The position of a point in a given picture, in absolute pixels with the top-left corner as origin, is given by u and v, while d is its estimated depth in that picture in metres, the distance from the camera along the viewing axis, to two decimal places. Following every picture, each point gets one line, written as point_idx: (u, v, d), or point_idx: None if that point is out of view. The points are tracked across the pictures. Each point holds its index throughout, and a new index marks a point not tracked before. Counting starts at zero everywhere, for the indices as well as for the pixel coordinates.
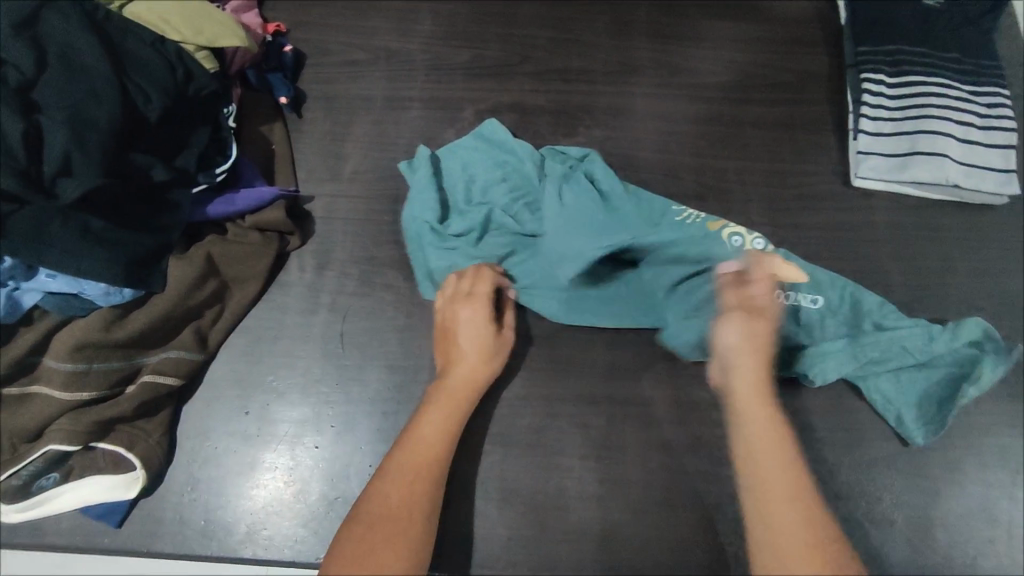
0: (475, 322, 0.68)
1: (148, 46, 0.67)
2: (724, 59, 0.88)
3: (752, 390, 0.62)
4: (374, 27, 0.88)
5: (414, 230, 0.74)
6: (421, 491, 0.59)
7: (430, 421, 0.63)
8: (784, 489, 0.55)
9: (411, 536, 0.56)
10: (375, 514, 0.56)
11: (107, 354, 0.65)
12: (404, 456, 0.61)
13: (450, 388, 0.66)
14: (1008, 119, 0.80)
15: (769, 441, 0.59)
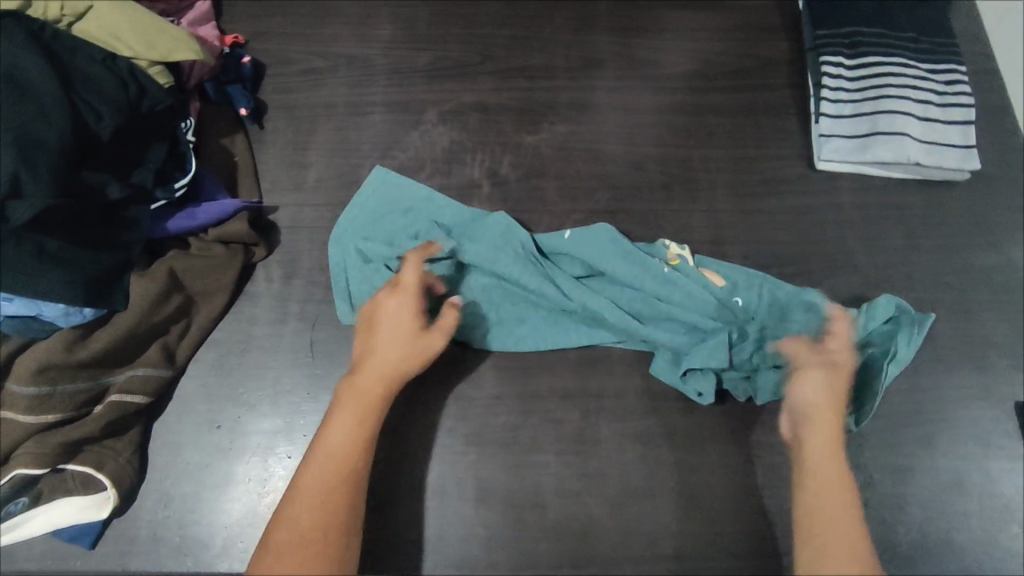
0: (398, 321, 0.65)
1: (98, 63, 0.67)
2: (685, 49, 0.88)
3: (830, 420, 0.63)
4: (333, 34, 0.88)
5: (340, 260, 0.74)
6: (336, 502, 0.56)
7: (338, 428, 0.60)
8: (850, 516, 0.57)
9: (327, 547, 0.54)
10: (285, 537, 0.54)
11: (72, 374, 0.64)
12: (315, 470, 0.58)
13: (360, 385, 0.62)
14: (965, 96, 0.81)
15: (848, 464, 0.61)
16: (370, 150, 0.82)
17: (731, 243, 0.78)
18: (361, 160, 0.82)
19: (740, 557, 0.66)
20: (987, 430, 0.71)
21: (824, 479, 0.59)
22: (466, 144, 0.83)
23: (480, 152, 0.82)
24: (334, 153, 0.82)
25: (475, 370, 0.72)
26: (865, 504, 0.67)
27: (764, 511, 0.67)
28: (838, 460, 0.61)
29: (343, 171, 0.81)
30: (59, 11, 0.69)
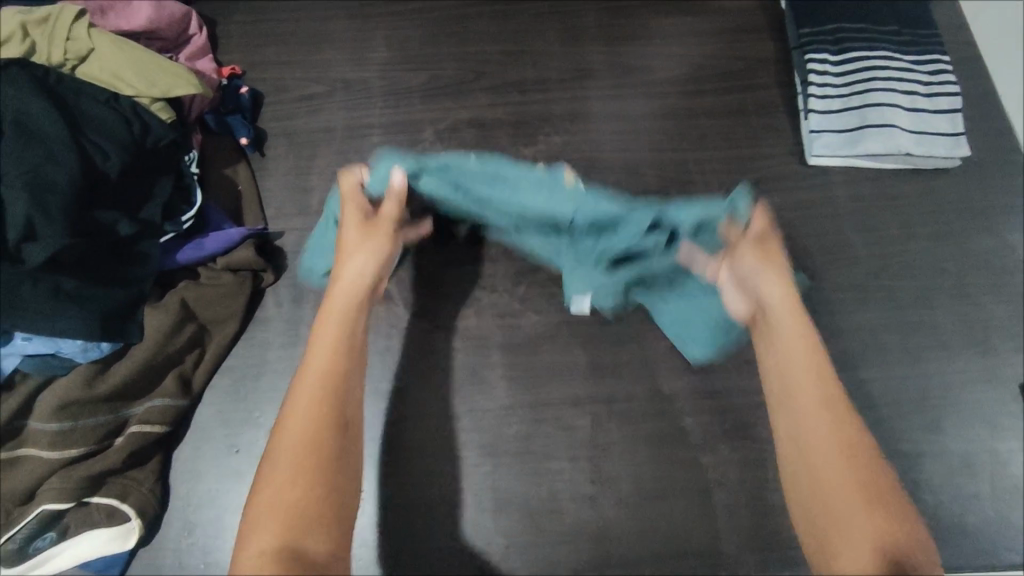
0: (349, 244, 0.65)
1: (101, 104, 0.69)
2: (673, 54, 0.90)
3: (811, 373, 0.55)
4: (328, 60, 0.90)
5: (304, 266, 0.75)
6: (314, 497, 0.48)
7: (281, 447, 0.50)
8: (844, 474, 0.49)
9: (326, 433, 0.51)
10: (290, 430, 0.51)
11: (92, 409, 0.66)
12: (274, 483, 0.48)
13: (336, 304, 0.61)
14: (950, 84, 0.82)
15: (831, 395, 0.54)
16: None
17: None
18: None
19: (757, 551, 0.67)
20: (993, 412, 0.71)
21: (804, 424, 0.53)
22: None
23: None
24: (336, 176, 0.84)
25: (485, 380, 0.73)
26: None
27: (778, 504, 0.68)
28: (818, 390, 0.54)
29: None
30: (63, 55, 0.70)
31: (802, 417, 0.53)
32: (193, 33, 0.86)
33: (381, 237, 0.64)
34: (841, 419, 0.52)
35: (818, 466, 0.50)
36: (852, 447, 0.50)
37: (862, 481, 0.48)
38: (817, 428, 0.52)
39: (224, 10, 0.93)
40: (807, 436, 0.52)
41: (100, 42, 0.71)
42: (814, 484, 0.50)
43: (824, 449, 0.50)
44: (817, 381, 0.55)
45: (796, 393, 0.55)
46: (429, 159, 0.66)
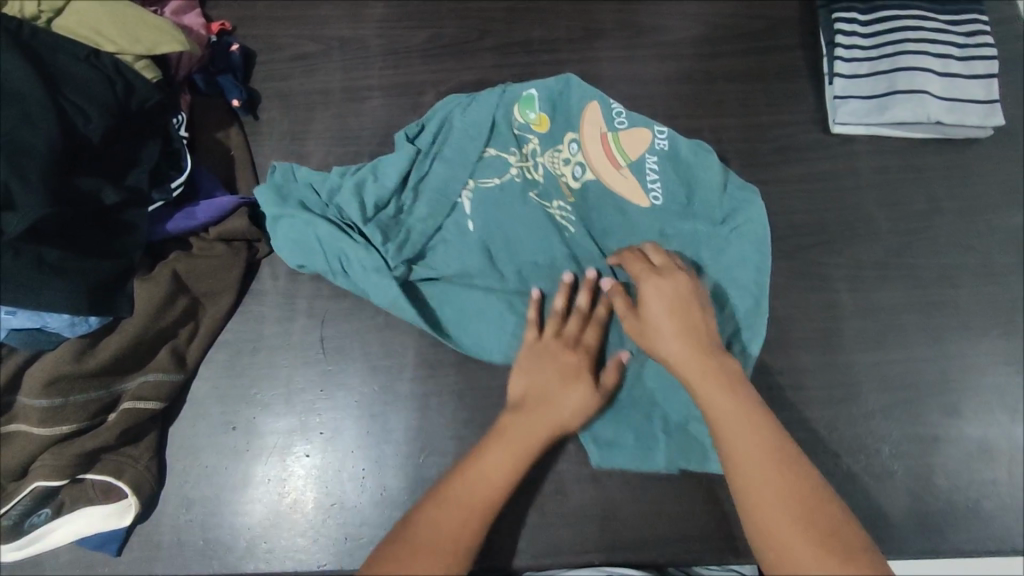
0: (573, 371, 0.64)
1: (81, 61, 0.64)
2: (691, 12, 0.84)
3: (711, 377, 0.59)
4: (323, 15, 0.85)
5: (298, 237, 0.70)
6: (470, 530, 0.55)
7: (495, 456, 0.59)
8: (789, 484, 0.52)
9: (498, 490, 0.58)
10: (481, 468, 0.58)
11: (83, 385, 0.63)
12: (460, 486, 0.57)
13: (522, 421, 0.61)
14: (988, 47, 0.77)
15: (770, 440, 0.55)
16: (369, 136, 0.80)
17: None
18: (361, 148, 0.79)
19: None
20: (1013, 396, 0.69)
21: (749, 479, 0.53)
22: None
23: None
24: (333, 141, 0.80)
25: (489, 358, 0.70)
26: (889, 477, 0.67)
27: None
28: (754, 434, 0.55)
29: (343, 160, 0.79)
30: (37, 7, 0.66)
31: (743, 464, 0.54)
32: None
33: (591, 405, 0.64)
34: (781, 462, 0.53)
35: (776, 520, 0.51)
36: (810, 501, 0.52)
37: (817, 529, 0.50)
38: (766, 480, 0.53)
39: None
40: (761, 489, 0.52)
41: None
42: (769, 508, 0.51)
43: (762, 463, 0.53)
44: (752, 425, 0.55)
45: (737, 449, 0.55)
46: (424, 157, 0.74)
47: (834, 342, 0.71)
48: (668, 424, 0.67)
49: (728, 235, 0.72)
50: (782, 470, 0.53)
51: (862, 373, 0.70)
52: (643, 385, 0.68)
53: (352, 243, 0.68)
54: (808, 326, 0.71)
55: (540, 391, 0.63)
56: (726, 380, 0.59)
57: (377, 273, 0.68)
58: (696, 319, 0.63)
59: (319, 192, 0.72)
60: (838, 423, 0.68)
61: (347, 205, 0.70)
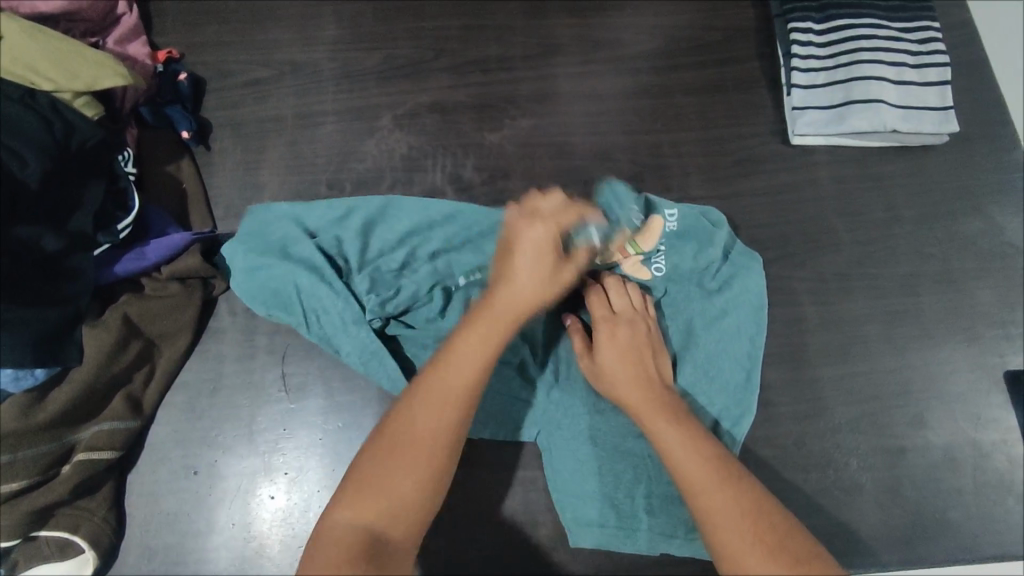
0: (539, 243, 0.62)
1: (15, 102, 0.61)
2: (648, 26, 0.84)
3: (648, 399, 0.60)
4: (274, 39, 0.83)
5: (270, 282, 0.67)
6: (403, 469, 0.49)
7: (462, 352, 0.55)
8: (741, 494, 0.51)
9: (456, 417, 0.52)
10: (446, 370, 0.54)
11: (32, 438, 0.61)
12: (413, 402, 0.52)
13: (488, 314, 0.58)
14: (940, 54, 0.78)
15: (717, 461, 0.53)
16: (325, 163, 0.78)
17: None
18: (318, 176, 0.78)
19: None
20: (976, 403, 0.70)
21: (706, 502, 0.51)
22: (426, 148, 0.79)
23: (441, 156, 0.78)
24: (287, 170, 0.78)
25: None
26: (856, 490, 0.67)
27: None
28: (701, 456, 0.54)
29: (299, 189, 0.77)
30: None
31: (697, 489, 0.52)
32: (122, 12, 0.79)
33: (565, 276, 0.63)
34: (735, 479, 0.52)
35: (740, 545, 0.48)
36: (757, 512, 0.50)
37: (780, 543, 0.48)
38: (721, 501, 0.50)
39: None
40: (719, 515, 0.50)
41: (7, 27, 0.63)
42: (726, 521, 0.49)
43: (715, 483, 0.52)
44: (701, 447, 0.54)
45: (690, 477, 0.53)
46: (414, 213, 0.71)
47: (800, 356, 0.71)
48: (650, 502, 0.65)
49: (719, 309, 0.70)
50: (730, 484, 0.52)
51: (826, 385, 0.70)
52: (626, 461, 0.66)
53: (328, 293, 0.67)
54: (773, 341, 0.71)
55: (505, 271, 0.61)
56: (666, 411, 0.59)
57: (352, 326, 0.67)
58: (648, 357, 0.64)
59: (304, 222, 0.70)
60: (806, 438, 0.68)
61: (327, 250, 0.69)
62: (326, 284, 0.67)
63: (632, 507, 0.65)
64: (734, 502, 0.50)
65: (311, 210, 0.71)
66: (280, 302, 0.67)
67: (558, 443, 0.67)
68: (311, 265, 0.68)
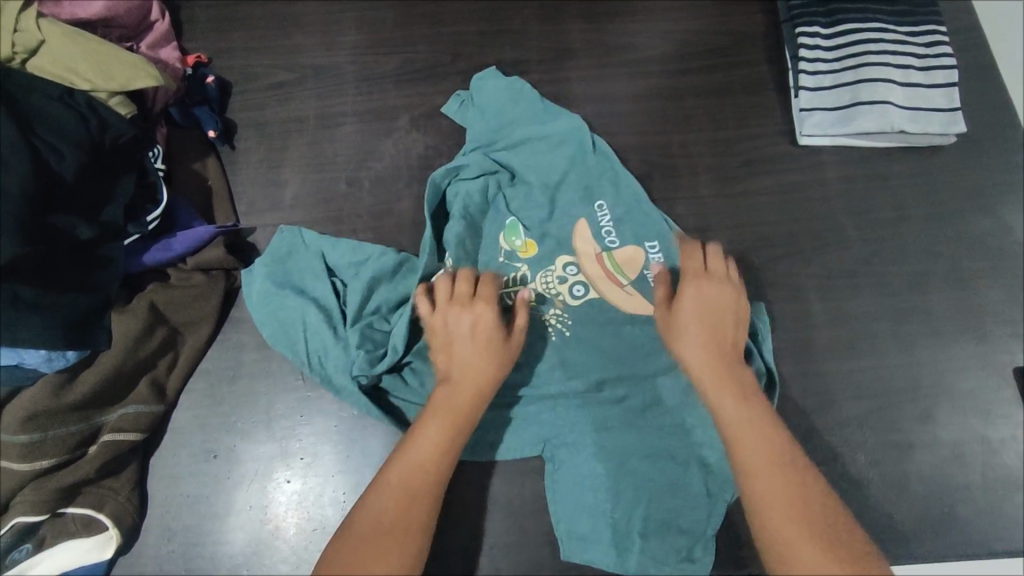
0: (478, 326, 0.64)
1: (54, 99, 0.65)
2: (658, 31, 0.86)
3: (721, 370, 0.60)
4: (298, 45, 0.86)
5: (278, 320, 0.71)
6: (371, 552, 0.52)
7: (426, 435, 0.58)
8: (791, 486, 0.53)
9: (408, 540, 0.53)
10: (404, 463, 0.57)
11: (62, 418, 0.64)
12: (378, 496, 0.55)
13: (447, 393, 0.61)
14: (948, 57, 0.79)
15: (776, 449, 0.55)
16: (344, 162, 0.81)
17: (718, 229, 0.77)
18: (336, 174, 0.80)
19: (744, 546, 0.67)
20: (985, 400, 0.70)
21: (763, 490, 0.53)
22: (441, 148, 0.81)
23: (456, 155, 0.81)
24: (308, 168, 0.81)
25: None
26: (864, 484, 0.67)
27: None
28: (767, 443, 0.55)
29: (318, 186, 0.80)
30: (11, 48, 0.67)
31: (761, 482, 0.53)
32: (155, 19, 0.83)
33: (503, 355, 0.63)
34: (799, 474, 0.53)
35: (800, 541, 0.50)
36: (809, 506, 0.52)
37: (838, 541, 0.50)
38: (775, 488, 0.53)
39: None
40: (773, 504, 0.52)
41: (50, 32, 0.68)
42: (776, 513, 0.51)
43: (771, 469, 0.54)
44: (769, 439, 0.55)
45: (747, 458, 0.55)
46: (402, 265, 0.73)
47: (807, 351, 0.72)
48: (647, 525, 0.65)
49: None
50: (787, 475, 0.53)
51: (834, 380, 0.71)
52: (624, 481, 0.66)
53: (329, 339, 0.69)
54: (779, 337, 0.72)
55: (452, 364, 0.63)
56: (742, 391, 0.59)
57: (343, 376, 0.68)
58: (728, 328, 0.62)
59: (327, 262, 0.73)
60: (813, 433, 0.69)
61: (325, 292, 0.72)
62: (325, 329, 0.70)
63: (628, 526, 0.65)
64: (782, 490, 0.52)
65: (314, 245, 0.74)
66: (284, 343, 0.70)
67: (553, 459, 0.68)
68: (321, 309, 0.71)
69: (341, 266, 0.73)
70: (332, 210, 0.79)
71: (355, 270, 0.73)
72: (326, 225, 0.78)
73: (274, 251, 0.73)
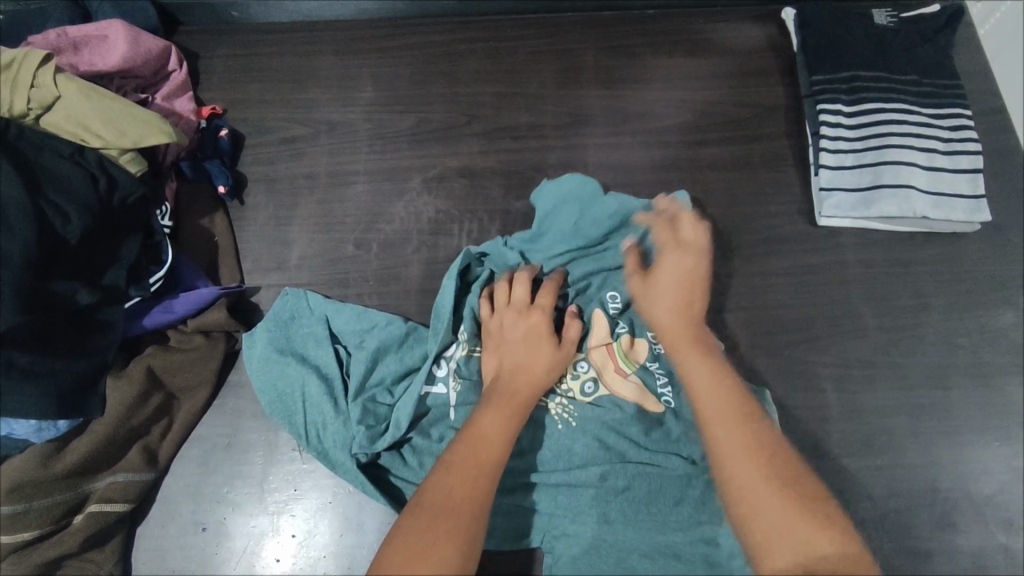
0: (536, 332, 0.65)
1: (65, 159, 0.64)
2: (677, 100, 0.85)
3: (681, 327, 0.63)
4: (313, 99, 0.86)
5: (279, 389, 0.69)
6: (441, 530, 0.47)
7: (487, 419, 0.57)
8: (742, 422, 0.53)
9: (473, 516, 0.49)
10: (466, 441, 0.54)
11: (48, 487, 0.62)
12: (445, 473, 0.51)
13: (507, 389, 0.60)
14: (973, 141, 0.77)
15: (728, 388, 0.56)
16: (354, 223, 0.80)
17: (733, 310, 0.75)
18: (344, 235, 0.79)
19: None
20: (1010, 507, 0.67)
21: (716, 427, 0.53)
22: (452, 212, 0.80)
23: (467, 221, 0.79)
24: (316, 227, 0.80)
25: None
26: None
27: None
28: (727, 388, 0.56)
29: (326, 246, 0.79)
30: (25, 104, 0.65)
31: (706, 411, 0.55)
32: (173, 69, 0.83)
33: (561, 361, 0.65)
34: (759, 425, 0.53)
35: (747, 476, 0.50)
36: (759, 437, 0.52)
37: (778, 463, 0.50)
38: (728, 423, 0.53)
39: (208, 44, 0.90)
40: (723, 430, 0.53)
41: (67, 89, 0.66)
42: (726, 437, 0.52)
43: (725, 406, 0.54)
44: (721, 380, 0.57)
45: (702, 397, 0.56)
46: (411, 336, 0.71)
47: (822, 443, 0.69)
48: None
49: None
50: (741, 415, 0.54)
51: (850, 477, 0.68)
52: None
53: (331, 412, 0.68)
54: (792, 428, 0.70)
55: (509, 363, 0.64)
56: (700, 346, 0.61)
57: (341, 450, 0.66)
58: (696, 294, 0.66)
59: (332, 328, 0.72)
60: None
61: (329, 363, 0.70)
62: (327, 401, 0.68)
63: None
64: (739, 423, 0.53)
65: (319, 310, 0.73)
66: (284, 412, 0.68)
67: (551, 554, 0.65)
68: (324, 379, 0.70)
69: (347, 333, 0.72)
70: (338, 272, 0.77)
71: (361, 337, 0.71)
72: (332, 287, 0.77)
73: (276, 314, 0.72)
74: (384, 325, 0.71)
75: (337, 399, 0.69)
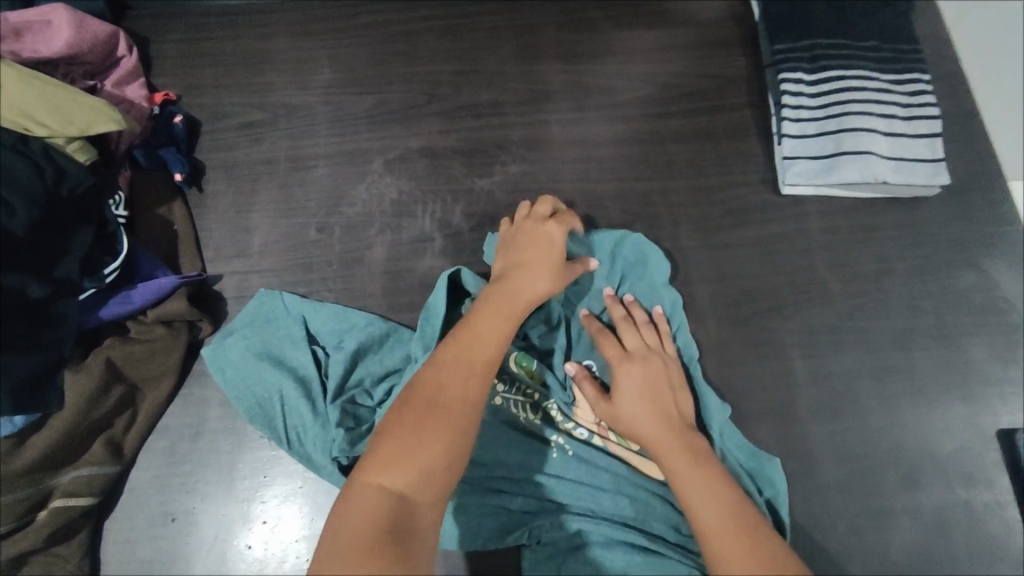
0: (545, 242, 0.65)
1: (7, 148, 0.62)
2: (640, 72, 0.85)
3: (666, 430, 0.60)
4: (269, 82, 0.84)
5: (257, 395, 0.68)
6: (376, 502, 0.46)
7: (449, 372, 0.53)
8: (747, 543, 0.52)
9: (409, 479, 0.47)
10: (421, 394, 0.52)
11: (9, 484, 0.61)
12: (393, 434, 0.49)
13: (502, 295, 0.61)
14: (932, 106, 0.78)
15: (729, 505, 0.55)
16: (316, 207, 0.79)
17: (698, 281, 0.75)
18: (306, 219, 0.78)
19: None
20: (970, 463, 0.68)
21: (723, 554, 0.51)
22: (415, 193, 0.79)
23: (430, 202, 0.78)
24: (277, 212, 0.78)
25: None
26: (844, 549, 0.65)
27: None
28: (726, 511, 0.54)
29: (288, 232, 0.77)
30: None
31: (710, 533, 0.53)
32: (122, 55, 0.81)
33: (562, 278, 0.64)
34: (767, 543, 0.52)
35: None
36: (769, 557, 0.51)
37: None
38: (735, 547, 0.52)
39: (159, 28, 0.87)
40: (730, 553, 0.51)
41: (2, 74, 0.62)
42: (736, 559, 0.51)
43: (728, 528, 0.53)
44: (719, 498, 0.55)
45: (705, 519, 0.54)
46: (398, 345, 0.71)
47: (787, 409, 0.70)
48: None
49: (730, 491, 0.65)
50: (744, 537, 0.52)
51: (815, 442, 0.69)
52: None
53: (311, 417, 0.67)
54: (758, 396, 0.70)
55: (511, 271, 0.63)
56: (692, 454, 0.59)
57: (322, 458, 0.66)
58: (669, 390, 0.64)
59: (309, 329, 0.72)
60: (792, 497, 0.67)
61: (310, 372, 0.69)
62: (307, 404, 0.67)
63: None
64: (745, 549, 0.51)
65: (298, 316, 0.72)
66: (262, 420, 0.67)
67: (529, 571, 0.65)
68: (301, 381, 0.69)
69: (325, 335, 0.71)
70: (300, 257, 0.76)
71: (339, 338, 0.71)
72: (296, 272, 0.76)
73: (254, 319, 0.71)
74: (363, 325, 0.71)
75: (317, 403, 0.68)
